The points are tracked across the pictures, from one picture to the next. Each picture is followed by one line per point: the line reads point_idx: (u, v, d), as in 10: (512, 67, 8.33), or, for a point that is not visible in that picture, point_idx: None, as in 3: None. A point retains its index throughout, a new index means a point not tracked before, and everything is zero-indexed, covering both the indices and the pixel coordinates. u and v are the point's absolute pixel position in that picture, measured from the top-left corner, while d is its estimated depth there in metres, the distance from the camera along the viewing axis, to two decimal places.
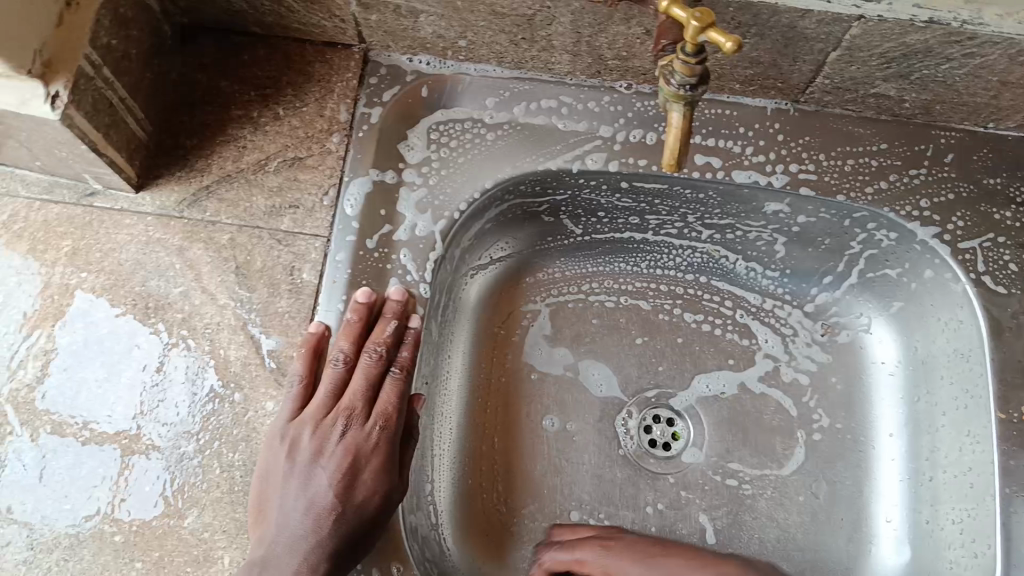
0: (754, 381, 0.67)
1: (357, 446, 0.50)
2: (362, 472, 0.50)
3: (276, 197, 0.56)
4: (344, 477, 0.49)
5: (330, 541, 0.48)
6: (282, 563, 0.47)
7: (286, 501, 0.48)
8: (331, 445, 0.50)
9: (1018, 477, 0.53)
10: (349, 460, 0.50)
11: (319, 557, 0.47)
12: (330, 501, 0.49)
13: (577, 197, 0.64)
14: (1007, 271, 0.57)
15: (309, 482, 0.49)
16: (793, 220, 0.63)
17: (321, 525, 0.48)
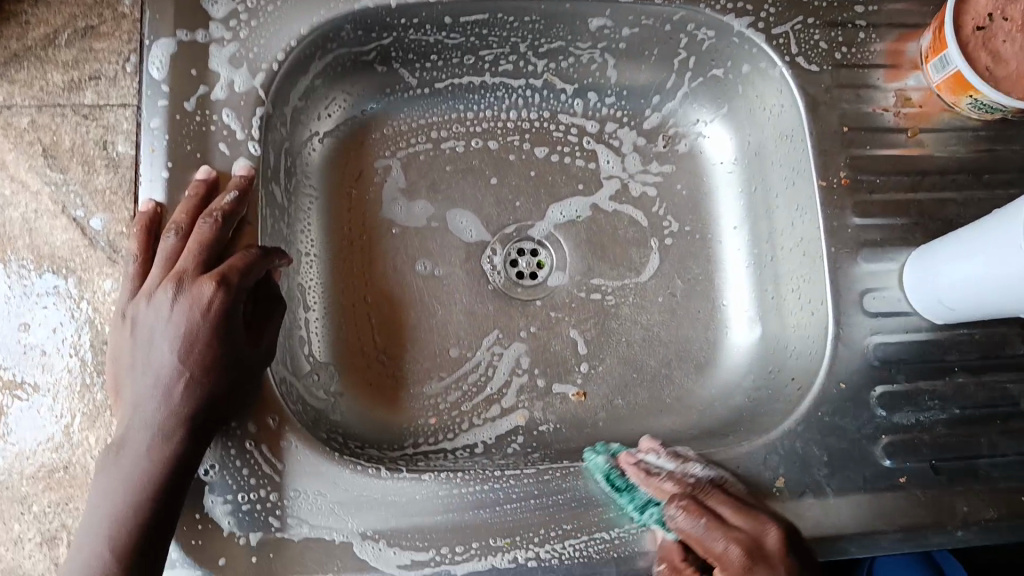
0: (605, 201, 0.70)
1: (190, 310, 0.47)
2: (201, 337, 0.47)
3: (73, 71, 0.53)
4: (184, 343, 0.47)
5: (179, 408, 0.46)
6: (138, 434, 0.46)
7: (136, 378, 0.47)
8: (164, 313, 0.47)
9: (842, 236, 0.58)
10: (188, 324, 0.47)
11: (172, 424, 0.46)
12: (175, 368, 0.47)
13: (403, 40, 0.63)
14: (818, 50, 0.60)
15: (152, 352, 0.47)
16: (618, 35, 0.64)
17: (168, 393, 0.47)
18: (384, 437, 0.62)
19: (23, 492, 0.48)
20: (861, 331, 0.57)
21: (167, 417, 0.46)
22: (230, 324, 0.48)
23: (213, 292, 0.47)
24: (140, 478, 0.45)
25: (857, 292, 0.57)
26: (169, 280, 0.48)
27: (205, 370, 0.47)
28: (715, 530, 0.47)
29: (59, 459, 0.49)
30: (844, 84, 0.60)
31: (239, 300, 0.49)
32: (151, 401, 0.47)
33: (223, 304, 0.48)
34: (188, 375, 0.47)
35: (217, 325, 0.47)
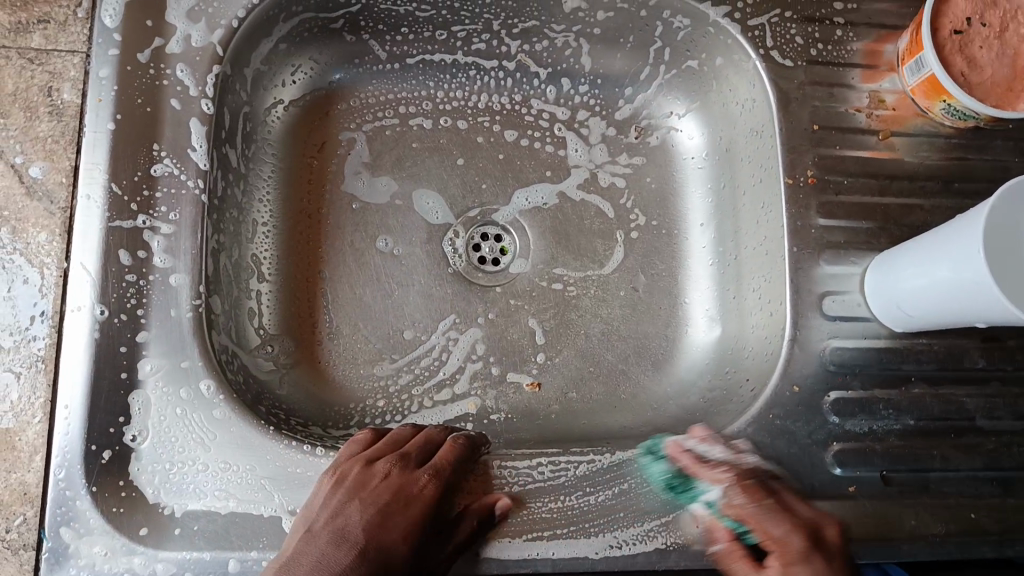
0: (573, 190, 0.68)
1: (406, 486, 0.48)
2: (392, 519, 0.46)
3: (22, 12, 0.51)
4: (396, 491, 0.47)
5: (347, 545, 0.44)
6: (337, 552, 0.43)
7: (307, 512, 0.46)
8: (326, 513, 0.45)
9: (806, 236, 0.57)
10: (383, 488, 0.47)
11: (359, 549, 0.44)
12: (351, 512, 0.45)
13: (374, 8, 0.61)
14: (793, 45, 0.59)
15: (332, 503, 0.45)
16: (593, 18, 0.63)
17: (344, 537, 0.44)
18: (328, 416, 0.60)
19: None
20: (819, 333, 0.56)
21: (361, 542, 0.44)
22: (393, 502, 0.47)
23: (427, 481, 0.48)
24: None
25: (817, 295, 0.56)
26: (357, 477, 0.47)
27: (354, 524, 0.45)
28: (778, 513, 0.43)
29: None
30: (818, 82, 0.59)
31: (446, 498, 0.49)
32: (311, 544, 0.43)
33: (401, 484, 0.48)
34: (397, 518, 0.46)
35: (407, 494, 0.47)
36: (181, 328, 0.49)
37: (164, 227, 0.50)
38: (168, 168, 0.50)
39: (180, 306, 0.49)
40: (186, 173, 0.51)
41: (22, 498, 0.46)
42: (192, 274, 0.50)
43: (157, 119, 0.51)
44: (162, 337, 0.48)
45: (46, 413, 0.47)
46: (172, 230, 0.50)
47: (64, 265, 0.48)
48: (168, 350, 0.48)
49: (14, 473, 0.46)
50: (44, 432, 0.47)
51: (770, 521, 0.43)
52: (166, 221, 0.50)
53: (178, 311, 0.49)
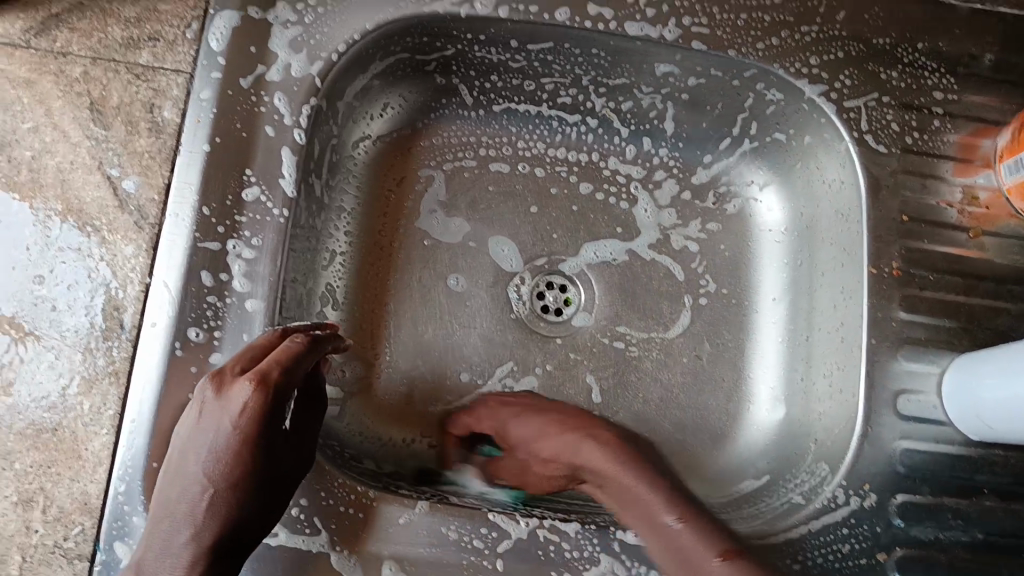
0: (644, 249, 0.68)
1: (224, 412, 0.42)
2: (280, 393, 0.43)
3: (133, 28, 0.52)
4: (216, 412, 0.43)
5: (247, 405, 0.42)
6: (199, 478, 0.42)
7: (185, 431, 0.44)
8: (214, 394, 0.43)
9: (884, 329, 0.55)
10: (221, 409, 0.43)
11: (228, 476, 0.42)
12: (211, 436, 0.42)
13: (467, 54, 0.61)
14: (888, 131, 0.58)
15: (198, 428, 0.43)
16: (683, 84, 0.62)
17: (242, 388, 0.42)
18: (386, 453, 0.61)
19: (9, 447, 0.47)
20: (892, 432, 0.54)
21: (240, 461, 0.42)
22: (265, 426, 0.43)
23: (249, 398, 0.42)
24: (184, 497, 0.42)
25: (891, 393, 0.55)
26: (213, 383, 0.44)
27: (195, 454, 0.43)
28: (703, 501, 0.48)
29: (48, 420, 0.47)
30: (910, 171, 0.57)
31: (276, 412, 0.43)
32: (208, 433, 0.43)
33: (222, 414, 0.42)
34: (224, 442, 0.42)
35: (228, 414, 0.42)
36: None
37: (245, 251, 0.50)
38: (256, 195, 0.51)
39: (253, 331, 0.49)
40: (272, 201, 0.51)
41: (83, 508, 0.47)
42: (267, 302, 0.50)
43: (249, 145, 0.51)
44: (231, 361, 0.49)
45: (114, 426, 0.47)
46: (253, 255, 0.50)
47: (146, 281, 0.49)
48: None
49: (76, 482, 0.47)
50: (110, 444, 0.47)
51: (593, 451, 0.54)
52: (248, 246, 0.50)
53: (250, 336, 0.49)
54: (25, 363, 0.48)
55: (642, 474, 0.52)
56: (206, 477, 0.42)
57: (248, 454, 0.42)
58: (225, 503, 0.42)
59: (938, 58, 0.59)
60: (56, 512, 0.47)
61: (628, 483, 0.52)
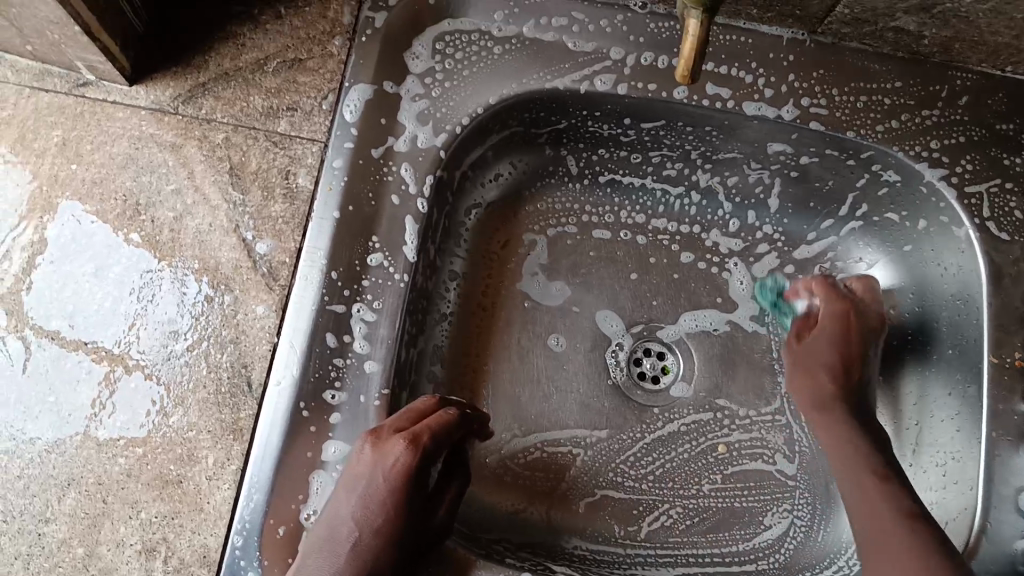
0: (745, 321, 0.67)
1: (377, 464, 0.47)
2: (427, 454, 0.48)
3: (274, 98, 0.55)
4: (372, 464, 0.47)
5: (399, 460, 0.47)
6: (348, 525, 0.47)
7: (338, 484, 0.48)
8: (368, 449, 0.48)
9: (1006, 420, 0.54)
10: (375, 463, 0.47)
11: (376, 526, 0.47)
12: (365, 487, 0.47)
13: (582, 128, 0.64)
14: (1011, 218, 0.57)
15: (352, 479, 0.47)
16: (794, 162, 0.63)
17: (396, 444, 0.47)
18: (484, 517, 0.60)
19: (135, 496, 0.48)
20: (1012, 530, 0.52)
21: (387, 509, 0.47)
22: (411, 483, 0.48)
23: (402, 455, 0.47)
24: (335, 540, 0.47)
25: (1012, 489, 0.53)
26: (366, 438, 0.48)
27: (351, 502, 0.47)
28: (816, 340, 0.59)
29: (176, 472, 0.48)
30: None
31: (421, 470, 0.48)
32: (359, 483, 0.47)
33: (377, 468, 0.47)
34: (377, 493, 0.47)
35: (380, 470, 0.47)
36: (368, 415, 0.51)
37: (367, 313, 0.52)
38: (381, 262, 0.53)
39: (370, 394, 0.51)
40: (395, 265, 0.53)
41: (202, 561, 0.47)
42: (383, 363, 0.51)
43: (376, 214, 0.54)
44: (347, 421, 0.50)
45: (237, 480, 0.48)
46: (374, 317, 0.52)
47: (275, 339, 0.51)
48: (350, 436, 0.50)
49: (197, 534, 0.47)
50: (232, 498, 0.48)
51: (824, 336, 0.58)
52: (370, 308, 0.52)
53: (370, 398, 0.51)
54: (142, 410, 0.49)
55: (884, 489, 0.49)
56: (353, 522, 0.47)
57: (395, 504, 0.47)
58: (369, 549, 0.47)
59: None
60: (177, 563, 0.47)
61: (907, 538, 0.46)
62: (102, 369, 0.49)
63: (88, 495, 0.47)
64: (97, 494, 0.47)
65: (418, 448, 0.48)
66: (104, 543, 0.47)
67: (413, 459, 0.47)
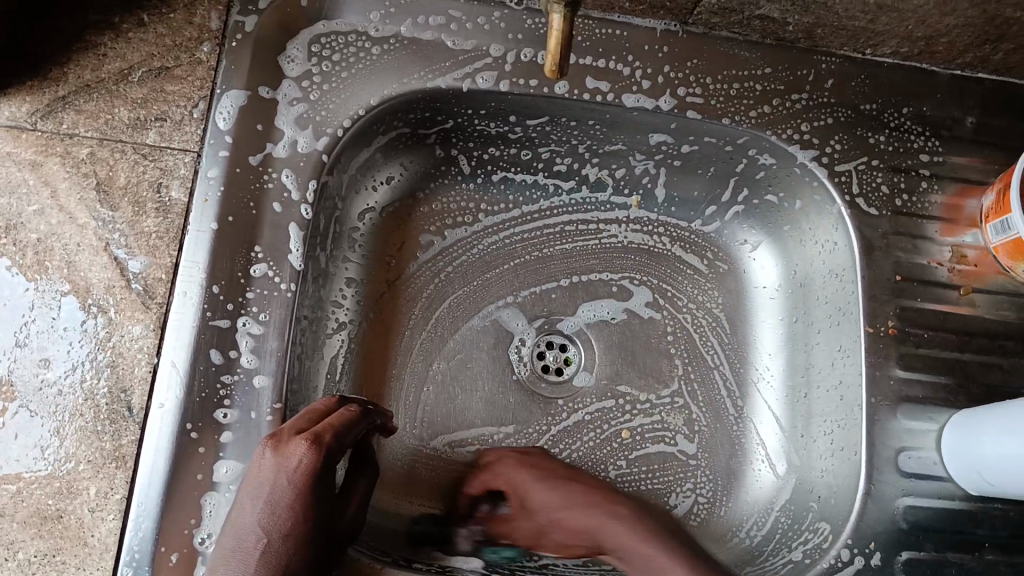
0: (640, 307, 0.68)
1: (280, 467, 0.46)
2: (331, 453, 0.48)
3: (141, 109, 0.52)
4: (275, 466, 0.46)
5: (304, 459, 0.46)
6: (255, 534, 0.45)
7: (240, 496, 0.46)
8: (269, 453, 0.47)
9: (883, 386, 0.57)
10: (278, 465, 0.46)
11: (286, 530, 0.45)
12: (270, 491, 0.46)
13: (469, 126, 0.63)
14: (878, 194, 0.60)
15: (254, 486, 0.46)
16: (676, 151, 0.64)
17: (299, 444, 0.47)
18: (391, 521, 0.60)
19: (11, 536, 0.45)
20: (893, 489, 0.55)
21: (295, 512, 0.46)
22: (318, 482, 0.47)
23: (306, 453, 0.47)
24: (240, 549, 0.44)
25: (893, 450, 0.56)
26: (265, 443, 0.47)
27: (256, 509, 0.45)
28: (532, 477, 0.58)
29: (55, 507, 0.46)
30: (901, 232, 0.59)
31: (327, 469, 0.48)
32: (262, 489, 0.46)
33: (281, 469, 0.46)
34: (283, 497, 0.46)
35: (285, 470, 0.46)
36: (261, 430, 0.49)
37: (253, 325, 0.51)
38: (264, 272, 0.52)
39: (261, 409, 0.50)
40: (281, 274, 0.52)
41: None
42: (273, 375, 0.50)
43: (257, 222, 0.52)
44: (238, 438, 0.49)
45: (121, 511, 0.46)
46: (260, 331, 0.51)
47: (154, 360, 0.49)
48: (242, 453, 0.49)
49: (82, 570, 0.45)
50: (117, 529, 0.46)
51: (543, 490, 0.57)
52: (256, 320, 0.51)
53: (262, 412, 0.50)
54: (17, 446, 0.46)
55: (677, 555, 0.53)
56: (259, 532, 0.45)
57: (304, 505, 0.46)
58: (280, 556, 0.44)
59: (921, 122, 0.61)
60: None
61: None
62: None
63: None
64: None
65: (322, 446, 0.47)
66: None
67: (318, 457, 0.47)
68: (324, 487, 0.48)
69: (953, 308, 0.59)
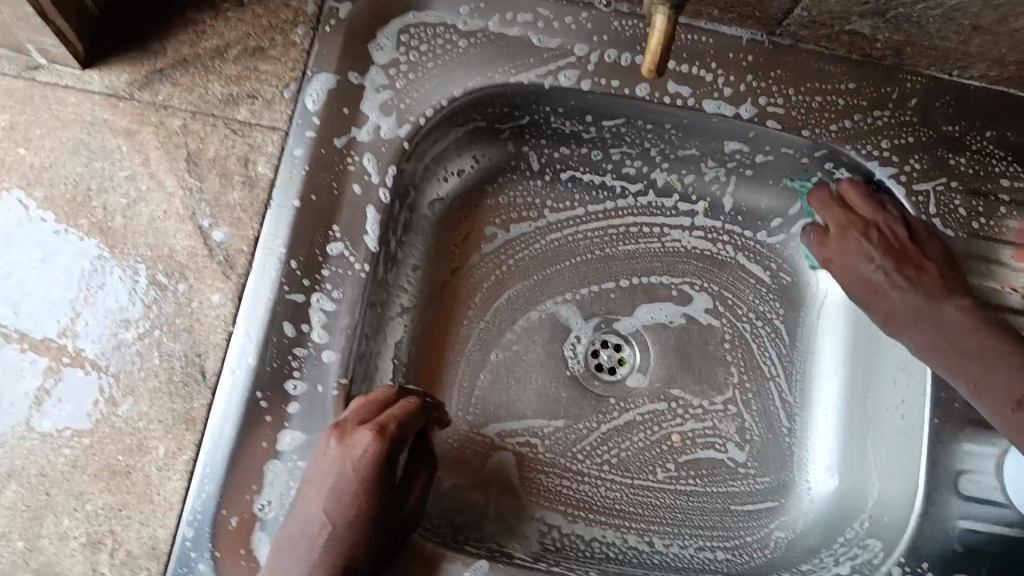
0: (699, 313, 0.68)
1: (345, 456, 0.47)
2: (394, 445, 0.48)
3: (234, 85, 0.54)
4: (340, 456, 0.47)
5: (368, 449, 0.47)
6: (319, 519, 0.46)
7: (306, 480, 0.48)
8: (334, 442, 0.47)
9: (947, 409, 0.56)
10: (343, 455, 0.47)
11: (349, 517, 0.46)
12: (334, 479, 0.47)
13: (545, 122, 0.64)
14: (956, 216, 0.59)
15: (320, 472, 0.47)
16: (748, 160, 0.64)
17: (364, 435, 0.47)
18: (442, 505, 0.61)
19: (81, 487, 0.48)
20: (949, 514, 0.55)
21: (359, 501, 0.47)
22: (382, 474, 0.47)
23: (370, 445, 0.47)
24: (306, 534, 0.46)
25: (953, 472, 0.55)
26: (331, 431, 0.48)
27: (320, 496, 0.47)
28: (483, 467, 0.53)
29: (124, 463, 0.48)
30: (975, 256, 0.59)
31: (391, 461, 0.48)
32: (327, 476, 0.47)
33: (346, 459, 0.47)
34: (348, 486, 0.47)
35: (350, 461, 0.47)
36: (325, 403, 0.51)
37: (326, 302, 0.52)
38: (339, 251, 0.53)
39: (328, 383, 0.51)
40: (358, 256, 0.53)
41: (151, 553, 0.48)
42: (342, 352, 0.51)
43: (337, 203, 0.53)
44: (305, 410, 0.50)
45: (187, 472, 0.49)
46: (333, 307, 0.52)
47: (231, 329, 0.51)
48: (307, 425, 0.50)
49: (146, 525, 0.48)
50: (183, 489, 0.48)
51: None
52: (330, 298, 0.52)
53: (329, 387, 0.51)
54: (88, 396, 0.49)
55: (980, 338, 0.53)
56: (323, 516, 0.47)
57: (368, 494, 0.47)
58: (343, 541, 0.46)
59: (1005, 147, 0.60)
60: (124, 556, 0.48)
61: (984, 347, 0.53)
62: (45, 361, 0.49)
63: (32, 488, 0.48)
64: (41, 486, 0.48)
65: (386, 438, 0.48)
66: (47, 536, 0.47)
67: (382, 449, 0.47)
68: (388, 477, 0.48)
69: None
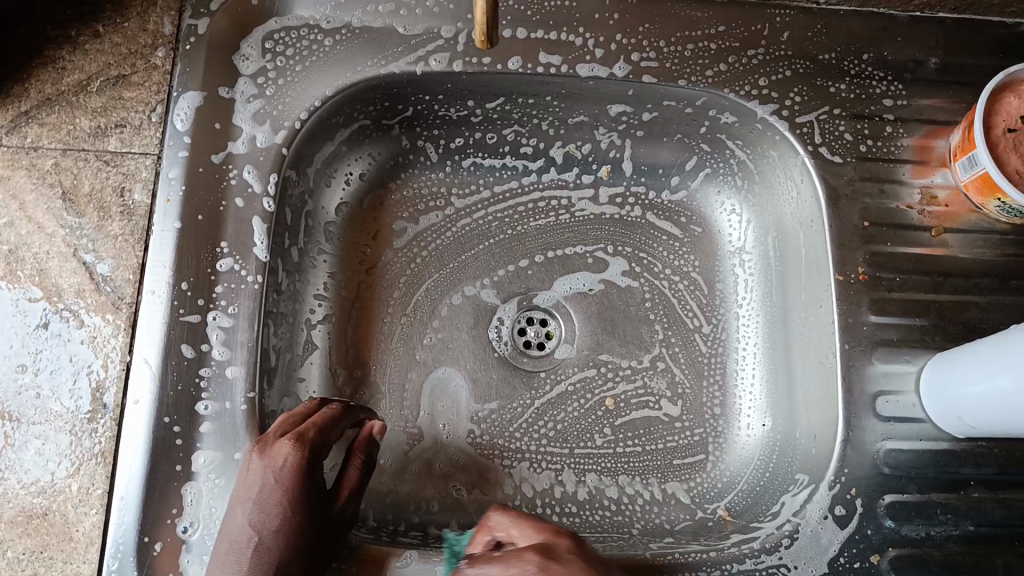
0: (617, 276, 0.69)
1: (266, 468, 0.48)
2: (314, 451, 0.49)
3: (100, 117, 0.54)
4: (260, 469, 0.48)
5: (288, 458, 0.48)
6: (247, 533, 0.47)
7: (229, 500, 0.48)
8: (254, 457, 0.48)
9: (857, 333, 0.56)
10: (264, 468, 0.48)
11: (276, 527, 0.47)
12: (257, 493, 0.47)
13: (433, 111, 0.64)
14: (842, 141, 0.59)
15: (243, 488, 0.48)
16: (637, 119, 0.65)
17: (283, 446, 0.48)
18: (383, 501, 0.61)
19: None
20: (874, 434, 0.55)
21: (284, 510, 0.48)
22: (306, 478, 0.49)
23: (289, 453, 0.48)
24: (234, 549, 0.47)
25: (871, 395, 0.56)
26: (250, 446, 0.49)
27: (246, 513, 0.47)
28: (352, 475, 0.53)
29: (39, 506, 0.49)
30: (868, 177, 0.59)
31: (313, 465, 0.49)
32: (250, 490, 0.47)
33: (267, 471, 0.47)
34: (271, 497, 0.47)
35: (272, 472, 0.48)
36: (236, 419, 0.50)
37: (222, 318, 0.51)
38: (229, 267, 0.52)
39: (236, 399, 0.51)
40: (247, 268, 0.53)
41: None
42: (247, 366, 0.51)
43: (221, 218, 0.53)
44: (215, 429, 0.50)
45: (103, 505, 0.49)
46: (230, 322, 0.51)
47: (127, 358, 0.51)
48: (220, 442, 0.50)
49: (69, 563, 0.48)
50: (101, 523, 0.48)
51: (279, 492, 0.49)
52: (225, 313, 0.51)
53: (237, 401, 0.51)
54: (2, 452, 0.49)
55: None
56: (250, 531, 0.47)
57: (292, 502, 0.48)
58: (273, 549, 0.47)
59: (883, 67, 0.61)
60: None
61: None
62: None
63: None
64: None
65: (304, 446, 0.49)
66: None
67: (302, 456, 0.48)
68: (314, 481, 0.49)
69: (925, 250, 0.58)
